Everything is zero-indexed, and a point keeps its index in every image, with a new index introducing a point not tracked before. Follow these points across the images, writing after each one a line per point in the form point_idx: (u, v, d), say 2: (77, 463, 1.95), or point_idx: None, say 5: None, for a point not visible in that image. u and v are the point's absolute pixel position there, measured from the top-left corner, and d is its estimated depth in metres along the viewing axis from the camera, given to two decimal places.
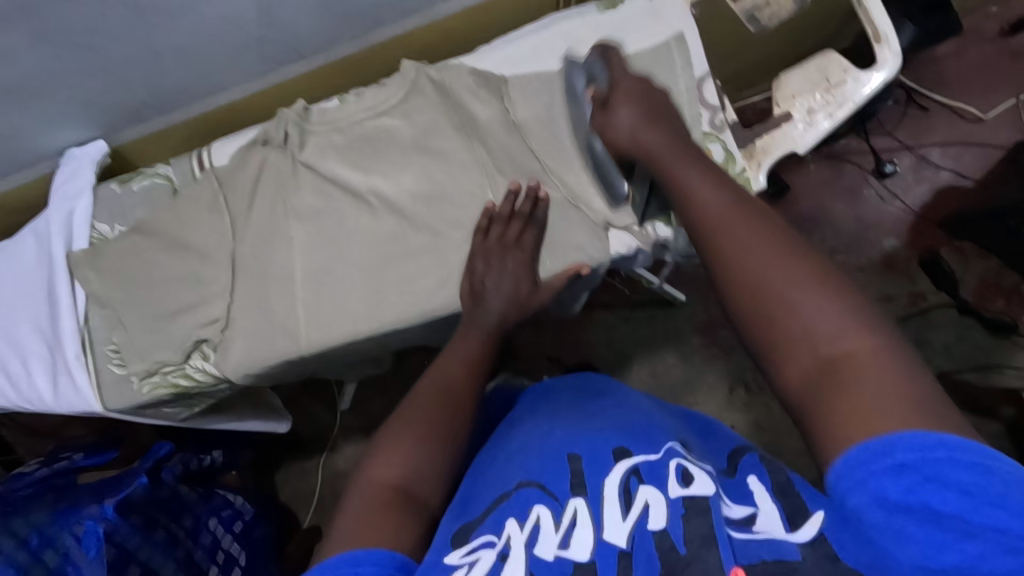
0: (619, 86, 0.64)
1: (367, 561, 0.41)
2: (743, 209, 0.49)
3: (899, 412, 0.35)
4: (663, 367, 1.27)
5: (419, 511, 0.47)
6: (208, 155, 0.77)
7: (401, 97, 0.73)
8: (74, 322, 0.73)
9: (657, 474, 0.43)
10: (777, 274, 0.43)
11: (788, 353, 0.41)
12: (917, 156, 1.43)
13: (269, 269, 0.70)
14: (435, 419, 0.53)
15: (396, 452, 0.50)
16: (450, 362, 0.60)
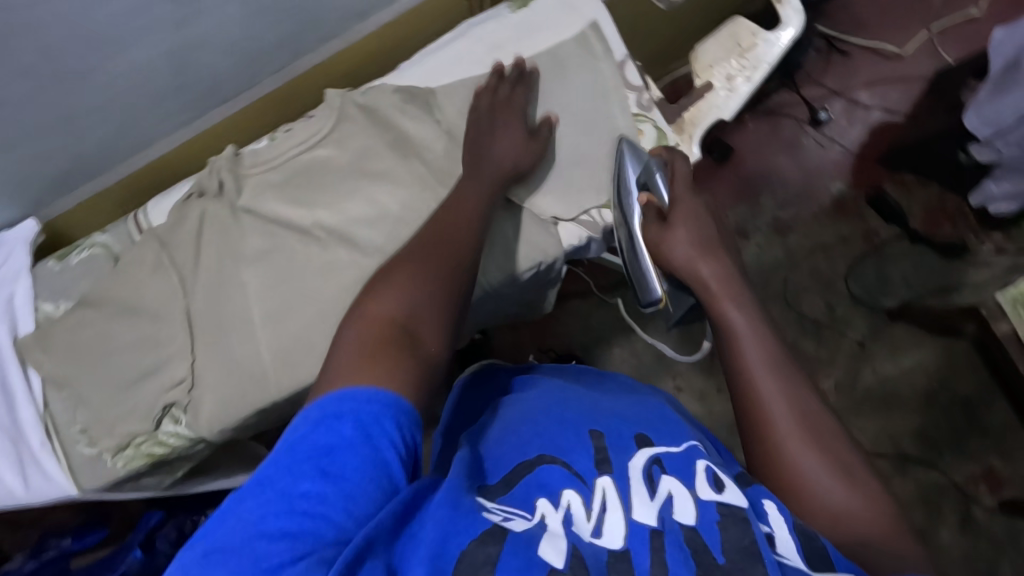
0: (682, 205, 0.68)
1: (359, 405, 0.42)
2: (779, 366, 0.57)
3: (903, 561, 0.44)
4: (642, 344, 1.29)
5: (424, 351, 0.49)
6: (144, 216, 0.75)
7: (331, 126, 0.73)
8: (34, 409, 0.71)
9: (682, 470, 0.47)
10: (807, 431, 0.52)
11: (809, 495, 0.48)
12: (847, 99, 1.47)
13: (225, 321, 0.69)
14: (442, 266, 0.55)
15: (401, 294, 0.52)
16: (454, 197, 0.61)
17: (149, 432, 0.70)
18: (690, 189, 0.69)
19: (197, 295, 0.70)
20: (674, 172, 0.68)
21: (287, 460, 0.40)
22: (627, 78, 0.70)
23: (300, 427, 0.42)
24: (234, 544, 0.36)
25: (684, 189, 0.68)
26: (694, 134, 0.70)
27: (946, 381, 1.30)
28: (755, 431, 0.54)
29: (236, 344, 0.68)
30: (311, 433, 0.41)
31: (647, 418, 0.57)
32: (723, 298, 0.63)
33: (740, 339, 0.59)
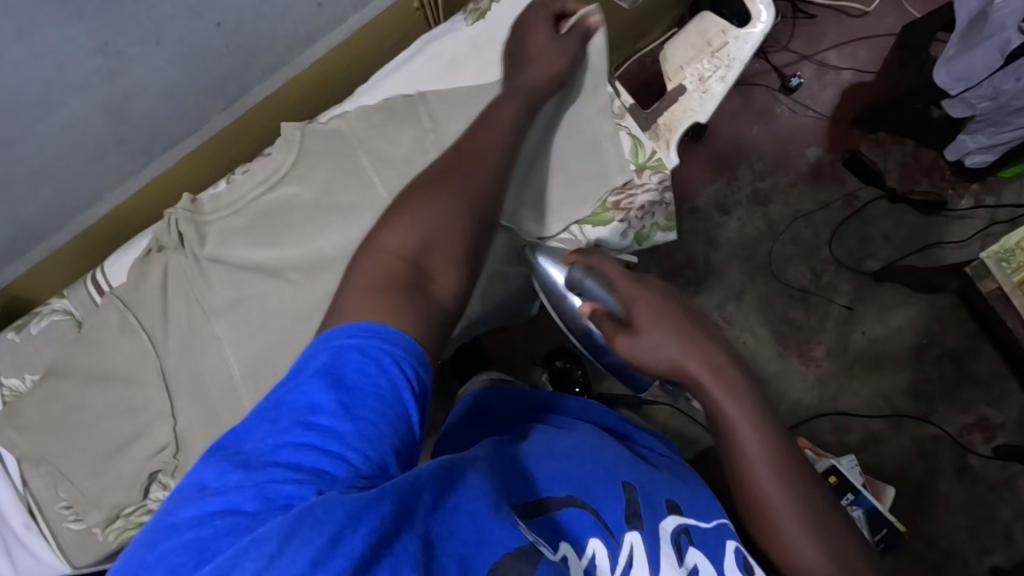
0: (641, 313, 0.54)
1: (374, 337, 0.38)
2: (778, 456, 0.52)
3: None
4: None
5: (432, 293, 0.45)
6: (104, 276, 0.71)
7: (292, 160, 0.69)
8: (13, 490, 0.67)
9: (709, 545, 0.50)
10: (797, 528, 0.51)
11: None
12: (816, 63, 1.45)
13: (208, 375, 0.66)
14: (456, 193, 0.52)
15: (413, 223, 0.48)
16: (482, 129, 0.58)
17: (138, 501, 0.67)
18: (635, 282, 0.56)
19: (172, 353, 0.67)
20: (606, 272, 0.58)
21: (300, 388, 0.36)
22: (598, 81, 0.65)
23: (314, 354, 0.38)
24: (239, 471, 0.32)
25: (631, 290, 0.56)
26: (672, 139, 0.65)
27: (935, 335, 1.28)
28: (761, 528, 0.53)
29: (217, 401, 0.65)
30: (326, 361, 0.37)
31: (677, 481, 0.58)
32: (717, 384, 0.52)
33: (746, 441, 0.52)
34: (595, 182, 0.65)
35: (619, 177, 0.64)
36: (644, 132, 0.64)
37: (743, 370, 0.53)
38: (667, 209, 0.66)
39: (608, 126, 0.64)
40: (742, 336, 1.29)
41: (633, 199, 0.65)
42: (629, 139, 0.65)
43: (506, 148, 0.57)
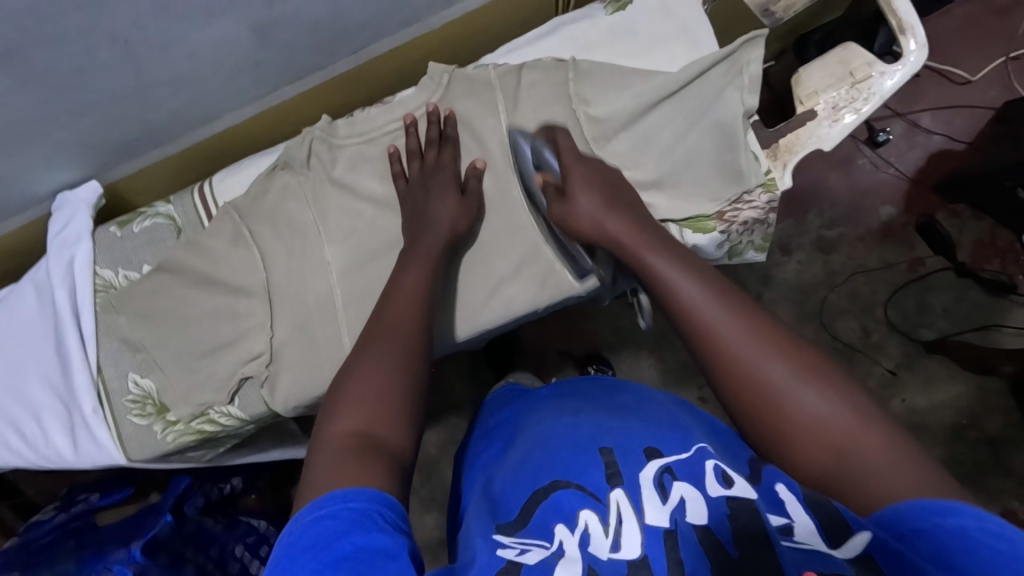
0: (573, 173, 0.64)
1: (357, 498, 0.41)
2: (720, 295, 0.54)
3: (907, 481, 0.40)
4: (671, 351, 1.33)
5: (385, 454, 0.46)
6: (210, 188, 0.74)
7: (437, 100, 0.70)
8: (87, 373, 0.70)
9: (692, 472, 0.44)
10: (774, 370, 0.48)
11: (798, 453, 0.46)
12: (908, 122, 1.37)
13: (307, 297, 0.69)
14: (398, 357, 0.53)
15: (362, 402, 0.49)
16: (397, 296, 0.58)
17: (202, 410, 0.70)
18: (576, 155, 0.65)
19: (280, 267, 0.69)
20: (557, 139, 0.66)
21: (320, 521, 0.40)
22: (744, 78, 0.63)
23: (315, 514, 0.40)
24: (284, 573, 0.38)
25: (571, 160, 0.65)
26: (789, 161, 0.64)
27: (976, 417, 1.25)
28: (752, 410, 0.48)
29: (316, 325, 0.68)
30: (349, 515, 0.40)
31: (653, 419, 0.52)
32: (639, 246, 0.60)
33: (694, 298, 0.54)
34: (727, 180, 0.64)
35: (752, 179, 0.63)
36: (762, 149, 0.64)
37: (657, 230, 0.62)
38: (766, 229, 0.67)
39: (739, 121, 0.63)
40: None
41: (737, 214, 0.65)
42: (758, 143, 0.64)
43: (423, 303, 0.58)
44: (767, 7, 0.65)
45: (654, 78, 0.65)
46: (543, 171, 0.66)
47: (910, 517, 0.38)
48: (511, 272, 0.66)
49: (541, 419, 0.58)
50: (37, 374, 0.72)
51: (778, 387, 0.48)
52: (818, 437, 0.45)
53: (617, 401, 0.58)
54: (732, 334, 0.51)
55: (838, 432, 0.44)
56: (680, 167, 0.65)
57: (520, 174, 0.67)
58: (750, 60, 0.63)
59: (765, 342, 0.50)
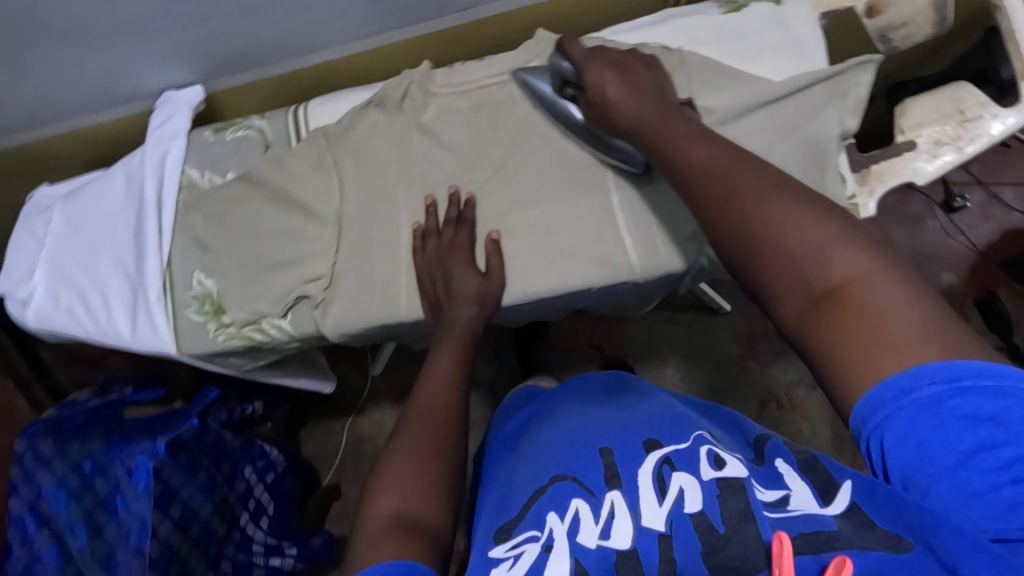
0: (593, 64, 0.64)
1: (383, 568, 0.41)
2: (732, 158, 0.49)
3: (909, 334, 0.37)
4: (696, 372, 1.37)
5: (426, 534, 0.46)
6: (305, 112, 0.76)
7: (536, 66, 0.71)
8: (158, 263, 0.74)
9: (688, 462, 0.46)
10: (780, 208, 0.44)
11: (788, 294, 0.42)
12: (989, 193, 1.33)
13: (374, 233, 0.71)
14: (434, 443, 0.53)
15: (400, 485, 0.49)
16: (431, 382, 0.60)
17: (255, 319, 0.73)
18: (632, 92, 0.60)
19: (354, 200, 0.72)
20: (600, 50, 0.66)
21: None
22: (850, 97, 0.63)
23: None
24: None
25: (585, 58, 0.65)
26: (876, 189, 0.63)
27: None
28: (739, 247, 0.45)
29: (377, 261, 0.71)
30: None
31: (654, 420, 0.53)
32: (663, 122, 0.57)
33: (702, 160, 0.51)
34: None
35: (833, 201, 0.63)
36: (852, 173, 0.63)
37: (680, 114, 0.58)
38: None
39: (836, 141, 0.63)
40: (807, 424, 1.32)
41: None
42: (848, 166, 0.64)
43: (455, 390, 0.60)
44: (885, 33, 0.64)
45: (754, 85, 0.66)
46: (567, 82, 0.67)
47: (909, 386, 0.35)
48: (575, 246, 0.67)
49: (560, 418, 0.59)
50: (110, 255, 0.76)
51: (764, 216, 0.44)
52: (807, 278, 0.41)
53: (623, 401, 0.60)
54: (738, 183, 0.47)
55: (838, 268, 0.40)
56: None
57: (541, 99, 0.69)
58: (856, 83, 0.63)
59: (765, 186, 0.46)
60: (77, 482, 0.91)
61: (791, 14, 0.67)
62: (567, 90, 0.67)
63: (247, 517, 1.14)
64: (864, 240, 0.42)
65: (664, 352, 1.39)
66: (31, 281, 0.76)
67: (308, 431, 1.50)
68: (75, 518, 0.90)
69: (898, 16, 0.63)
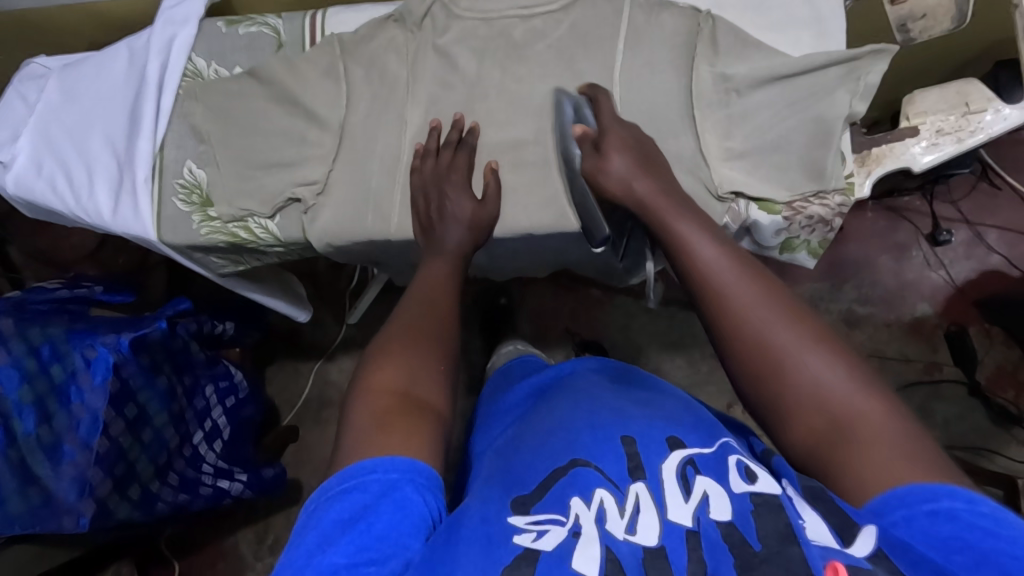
0: (611, 132, 0.65)
1: (383, 469, 0.43)
2: (739, 263, 0.53)
3: (911, 466, 0.40)
4: (669, 366, 1.39)
5: (425, 415, 0.48)
6: (322, 18, 0.74)
7: (563, 5, 0.70)
8: (150, 145, 0.72)
9: (715, 467, 0.42)
10: (787, 337, 0.48)
11: (795, 418, 0.46)
12: (974, 232, 1.36)
13: (374, 148, 0.71)
14: (440, 336, 0.55)
15: (399, 362, 0.51)
16: (427, 280, 0.61)
17: (242, 216, 0.71)
18: (639, 172, 0.62)
19: (360, 112, 0.71)
20: (600, 104, 0.67)
21: (349, 494, 0.42)
22: (862, 74, 0.64)
23: (344, 486, 0.42)
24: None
25: (611, 121, 0.65)
26: (874, 172, 0.64)
27: None
28: (752, 372, 0.49)
29: (374, 175, 0.71)
30: (375, 488, 0.42)
31: (679, 412, 0.50)
32: (675, 209, 0.59)
33: (715, 267, 0.53)
34: (807, 176, 0.64)
35: (831, 180, 0.63)
36: (853, 152, 0.64)
37: (682, 198, 0.61)
38: (826, 234, 0.68)
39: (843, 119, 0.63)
40: None
41: (807, 207, 0.65)
42: (850, 145, 0.64)
43: (453, 293, 0.61)
44: (905, 23, 0.66)
45: (771, 57, 0.66)
46: (582, 124, 0.66)
47: (917, 497, 0.38)
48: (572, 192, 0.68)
49: (576, 389, 0.56)
50: (100, 131, 0.74)
51: (778, 343, 0.48)
52: (824, 405, 0.45)
53: (634, 383, 0.58)
54: (749, 305, 0.50)
55: (849, 402, 0.44)
56: (765, 149, 0.66)
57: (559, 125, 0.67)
58: (869, 71, 0.63)
59: (783, 312, 0.49)
60: (33, 366, 0.88)
61: None
62: (578, 129, 0.66)
63: (201, 436, 1.12)
64: (858, 367, 0.46)
65: (638, 341, 1.40)
66: (15, 145, 0.74)
67: (274, 369, 1.49)
68: (25, 399, 0.87)
69: (920, 7, 0.64)
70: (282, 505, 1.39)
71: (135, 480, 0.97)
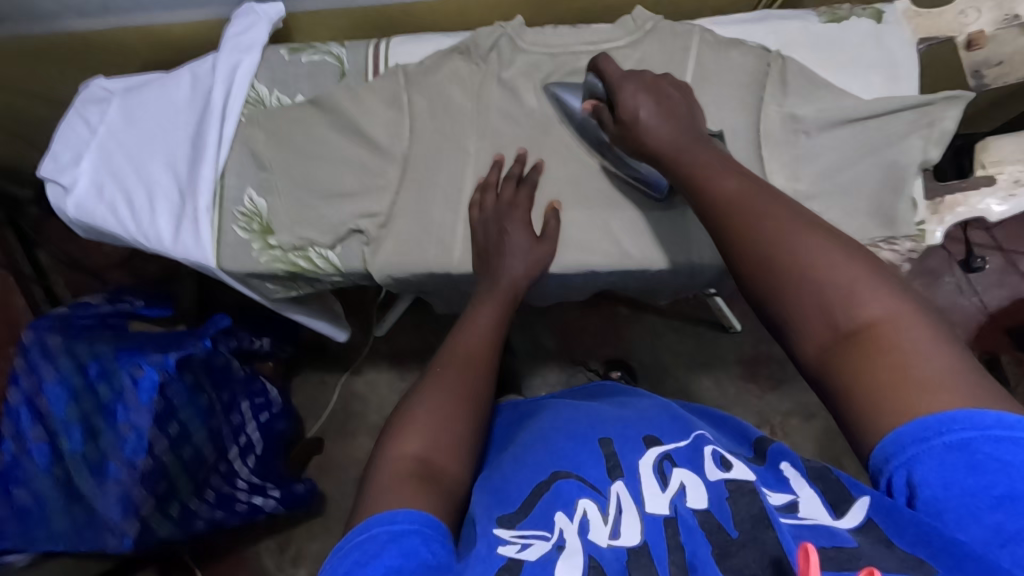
0: (621, 89, 0.64)
1: (399, 521, 0.42)
2: (754, 185, 0.52)
3: (935, 385, 0.38)
4: (697, 387, 1.38)
5: (445, 483, 0.48)
6: (385, 49, 0.74)
7: (630, 41, 0.70)
8: (213, 172, 0.72)
9: (691, 459, 0.46)
10: (799, 245, 0.47)
11: (805, 330, 0.45)
12: (1007, 259, 1.35)
13: (437, 180, 0.71)
14: (475, 383, 0.56)
15: (427, 429, 0.51)
16: (474, 331, 0.62)
17: (303, 245, 0.71)
18: (657, 113, 0.61)
19: (423, 144, 0.71)
20: (606, 69, 0.66)
21: (360, 545, 0.41)
22: (936, 121, 0.63)
23: (357, 539, 0.42)
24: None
25: (619, 78, 0.64)
26: (945, 220, 0.63)
27: None
28: (762, 279, 0.48)
29: (436, 207, 0.70)
30: (385, 537, 0.41)
31: (654, 416, 0.54)
32: (689, 151, 0.58)
33: (734, 192, 0.52)
34: (876, 221, 0.64)
35: (902, 227, 0.63)
36: (925, 198, 0.63)
37: (698, 136, 0.60)
38: None
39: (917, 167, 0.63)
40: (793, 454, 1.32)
41: (877, 252, 0.64)
42: (923, 192, 0.64)
43: (493, 342, 0.62)
44: (979, 69, 0.65)
45: (842, 100, 0.66)
46: (592, 97, 0.67)
47: (935, 430, 0.37)
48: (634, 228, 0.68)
49: (553, 408, 0.59)
50: (162, 156, 0.74)
51: (792, 252, 0.46)
52: (834, 318, 0.43)
53: (618, 398, 0.62)
54: (760, 217, 0.50)
55: (866, 307, 0.42)
56: (834, 192, 0.65)
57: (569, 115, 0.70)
58: (945, 116, 0.63)
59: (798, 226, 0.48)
60: (80, 382, 0.89)
61: (889, 35, 0.67)
62: (589, 104, 0.67)
63: (235, 451, 1.12)
64: (879, 276, 0.44)
65: (666, 361, 1.39)
66: (76, 169, 0.74)
67: (300, 380, 1.49)
68: (71, 418, 0.89)
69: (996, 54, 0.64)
70: (307, 517, 1.39)
71: (174, 497, 0.97)
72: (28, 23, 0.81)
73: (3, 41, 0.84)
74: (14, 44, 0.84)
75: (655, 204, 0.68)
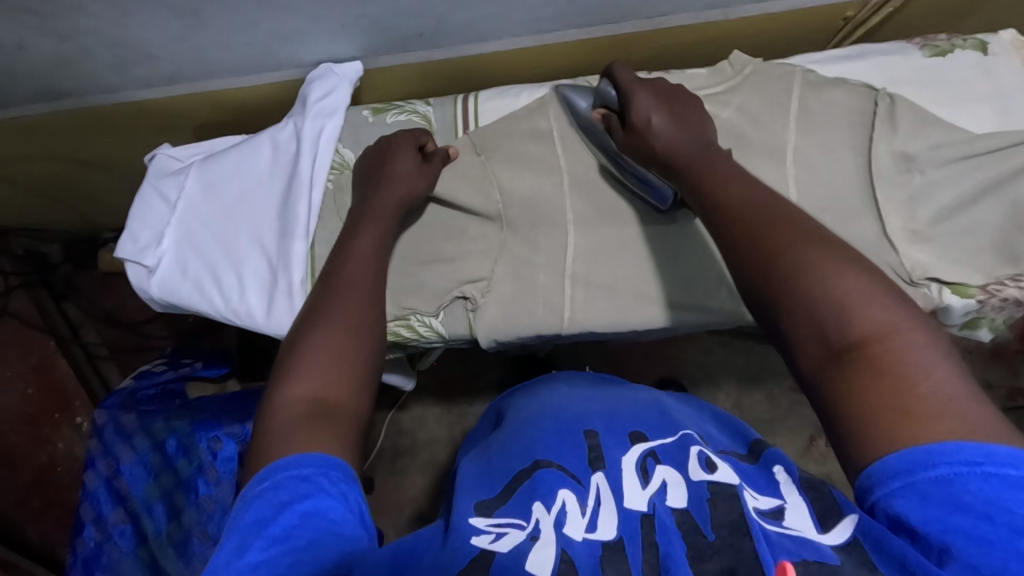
0: (629, 95, 0.63)
1: (303, 465, 0.41)
2: (758, 194, 0.52)
3: (952, 417, 0.37)
4: (750, 402, 1.26)
5: (342, 417, 0.46)
6: (475, 103, 0.74)
7: (730, 86, 0.69)
8: (304, 243, 0.69)
9: (674, 457, 0.46)
10: (803, 253, 0.46)
11: (801, 342, 0.43)
12: None
13: (537, 239, 0.68)
14: (360, 296, 0.55)
15: (313, 367, 0.48)
16: (360, 253, 0.59)
17: (405, 315, 0.69)
18: (665, 118, 0.61)
19: (516, 203, 0.69)
20: (616, 77, 0.66)
21: (264, 494, 0.40)
22: None
23: (259, 487, 0.41)
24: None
25: (631, 83, 0.64)
26: None
27: None
28: (764, 282, 0.46)
29: (541, 266, 0.68)
30: (292, 483, 0.40)
31: (639, 412, 0.53)
32: (693, 157, 0.58)
33: (737, 199, 0.52)
34: (1001, 260, 0.63)
35: None
36: None
37: (703, 144, 0.59)
38: (1014, 312, 0.65)
39: None
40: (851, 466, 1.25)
41: (1002, 289, 0.62)
42: None
43: (379, 262, 0.60)
44: None
45: (957, 136, 0.65)
46: (603, 105, 0.68)
47: (921, 465, 0.36)
48: None
49: (545, 392, 0.58)
50: (248, 229, 0.71)
51: (800, 262, 0.45)
52: (835, 331, 0.42)
53: (614, 386, 0.60)
54: (762, 225, 0.49)
55: (861, 324, 0.41)
56: (956, 232, 0.64)
57: (578, 115, 0.69)
58: None
59: (804, 234, 0.47)
60: (158, 460, 0.87)
61: (998, 68, 0.67)
62: (599, 112, 0.68)
63: None
64: (890, 295, 0.43)
65: (718, 377, 1.28)
66: (159, 249, 0.71)
67: None
68: (152, 497, 0.87)
69: None
70: None
71: None
72: (88, 97, 0.77)
73: (60, 113, 0.80)
74: (70, 115, 0.81)
75: (660, 216, 0.67)
